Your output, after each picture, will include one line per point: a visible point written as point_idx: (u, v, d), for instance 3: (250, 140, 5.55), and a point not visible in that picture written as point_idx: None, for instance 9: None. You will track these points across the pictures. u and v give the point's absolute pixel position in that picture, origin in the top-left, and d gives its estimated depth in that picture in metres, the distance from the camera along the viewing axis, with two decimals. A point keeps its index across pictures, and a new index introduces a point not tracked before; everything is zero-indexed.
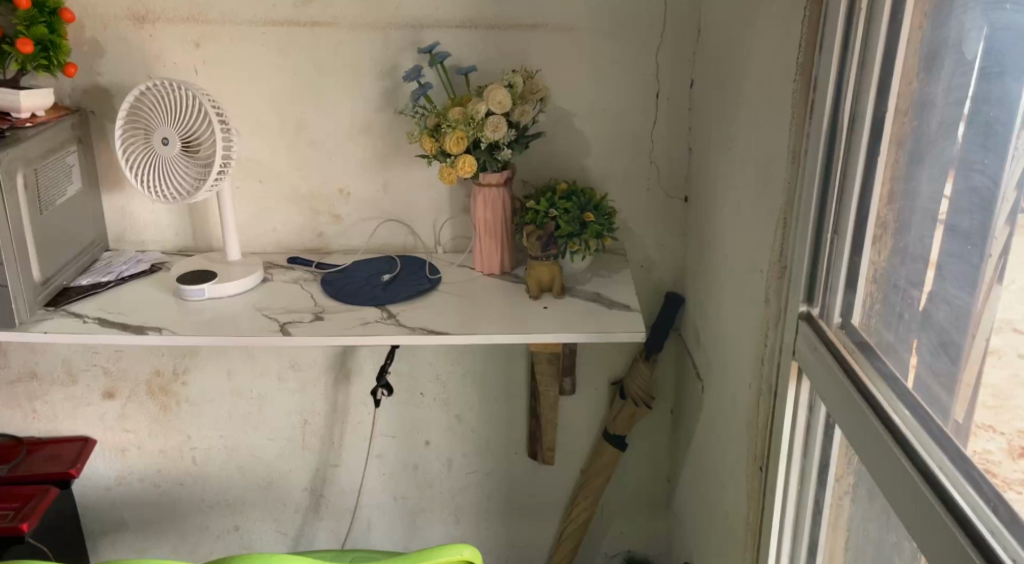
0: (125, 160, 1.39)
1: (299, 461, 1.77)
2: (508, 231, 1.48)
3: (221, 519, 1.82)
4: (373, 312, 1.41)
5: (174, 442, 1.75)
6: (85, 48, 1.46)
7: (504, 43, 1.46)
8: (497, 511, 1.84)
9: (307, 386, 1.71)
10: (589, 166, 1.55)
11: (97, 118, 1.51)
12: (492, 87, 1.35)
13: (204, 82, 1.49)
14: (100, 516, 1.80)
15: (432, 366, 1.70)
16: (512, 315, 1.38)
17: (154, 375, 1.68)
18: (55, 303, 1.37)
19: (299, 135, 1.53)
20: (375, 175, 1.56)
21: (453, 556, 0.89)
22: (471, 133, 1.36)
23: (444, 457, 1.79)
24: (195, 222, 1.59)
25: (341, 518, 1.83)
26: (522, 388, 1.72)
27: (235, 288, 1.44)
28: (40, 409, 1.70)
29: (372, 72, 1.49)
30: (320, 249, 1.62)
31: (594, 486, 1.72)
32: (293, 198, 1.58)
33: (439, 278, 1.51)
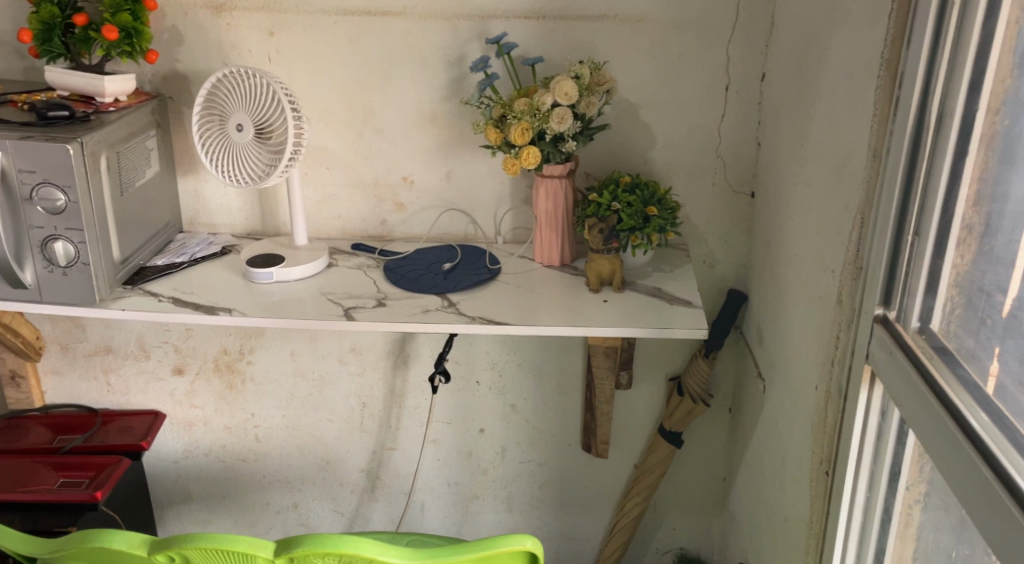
0: (201, 145, 1.44)
1: (357, 443, 1.81)
2: (569, 223, 1.48)
3: (280, 496, 1.87)
4: (434, 300, 1.42)
5: (238, 419, 1.80)
6: (166, 35, 1.51)
7: (572, 34, 1.46)
8: (549, 502, 1.85)
9: (366, 370, 1.74)
10: (654, 159, 1.54)
11: (174, 103, 1.56)
12: (559, 79, 1.35)
13: (276, 69, 1.52)
14: (167, 487, 1.87)
15: (489, 355, 1.71)
16: (572, 307, 1.38)
17: (221, 353, 1.73)
18: (132, 282, 1.42)
19: (366, 123, 1.55)
20: (439, 165, 1.58)
21: (516, 546, 0.90)
22: (537, 125, 1.37)
23: (499, 445, 1.80)
24: (264, 206, 1.63)
25: (395, 500, 1.87)
26: (578, 381, 1.73)
27: (301, 272, 1.48)
28: (114, 382, 1.76)
29: (440, 62, 1.50)
30: (383, 236, 1.65)
31: (647, 482, 1.71)
32: (358, 185, 1.61)
33: (498, 268, 1.52)
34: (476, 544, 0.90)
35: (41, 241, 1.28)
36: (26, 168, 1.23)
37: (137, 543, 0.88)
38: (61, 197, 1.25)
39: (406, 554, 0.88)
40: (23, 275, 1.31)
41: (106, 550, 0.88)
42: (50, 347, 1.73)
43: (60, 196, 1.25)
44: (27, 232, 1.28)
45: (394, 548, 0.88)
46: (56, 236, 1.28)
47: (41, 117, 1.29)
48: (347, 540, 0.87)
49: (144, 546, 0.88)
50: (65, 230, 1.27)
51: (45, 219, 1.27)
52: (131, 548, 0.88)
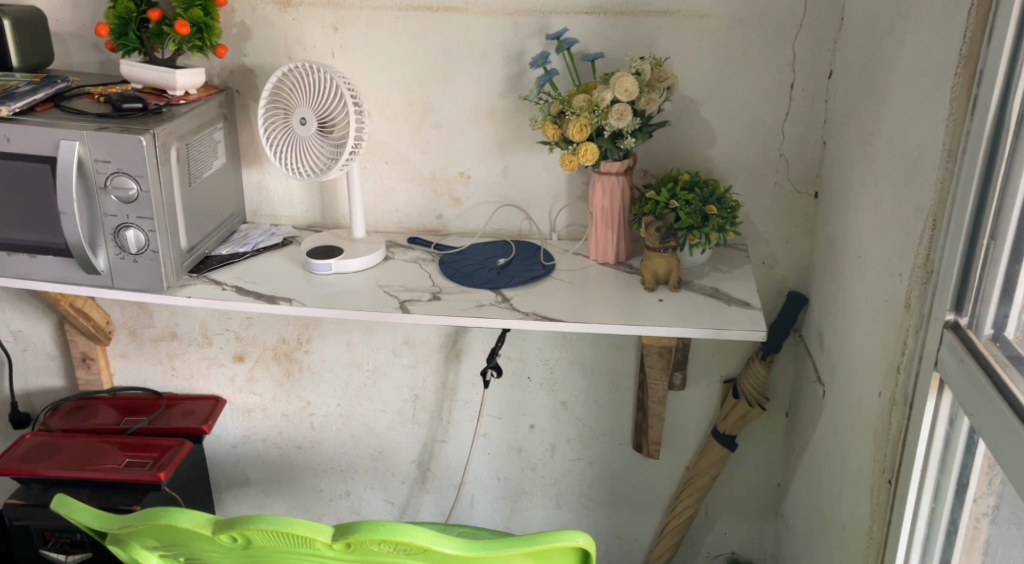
0: (266, 138, 1.47)
1: (409, 434, 1.83)
2: (625, 221, 1.48)
3: (334, 484, 1.91)
4: (488, 295, 1.43)
5: (295, 407, 1.83)
6: (234, 31, 1.55)
7: (633, 30, 1.45)
8: (598, 500, 1.84)
9: (419, 362, 1.76)
10: (714, 157, 1.52)
11: (241, 97, 1.59)
12: (619, 75, 1.34)
13: (339, 64, 1.55)
14: (225, 471, 1.92)
15: (541, 351, 1.72)
16: (626, 305, 1.38)
17: (280, 342, 1.77)
18: (198, 270, 1.46)
19: (426, 118, 1.57)
20: (496, 161, 1.59)
21: (569, 542, 0.90)
22: (595, 121, 1.37)
23: (549, 442, 1.80)
24: (325, 199, 1.66)
25: (446, 493, 1.89)
26: (630, 380, 1.72)
27: (359, 264, 1.50)
28: (178, 367, 1.82)
29: (500, 58, 1.51)
30: (439, 231, 1.67)
31: (699, 484, 1.69)
32: (415, 180, 1.62)
33: (552, 265, 1.52)
34: (529, 538, 0.90)
35: (114, 229, 1.33)
36: (102, 158, 1.27)
37: (201, 522, 0.91)
38: (133, 186, 1.29)
39: (460, 544, 0.89)
40: (96, 261, 1.35)
41: (172, 527, 0.91)
42: (119, 331, 1.79)
43: (132, 185, 1.29)
44: (101, 220, 1.32)
45: (448, 538, 0.89)
46: (127, 225, 1.32)
47: (116, 108, 1.33)
48: (403, 528, 0.88)
49: (208, 525, 0.91)
50: (136, 218, 1.31)
51: (118, 207, 1.31)
52: (196, 527, 0.91)
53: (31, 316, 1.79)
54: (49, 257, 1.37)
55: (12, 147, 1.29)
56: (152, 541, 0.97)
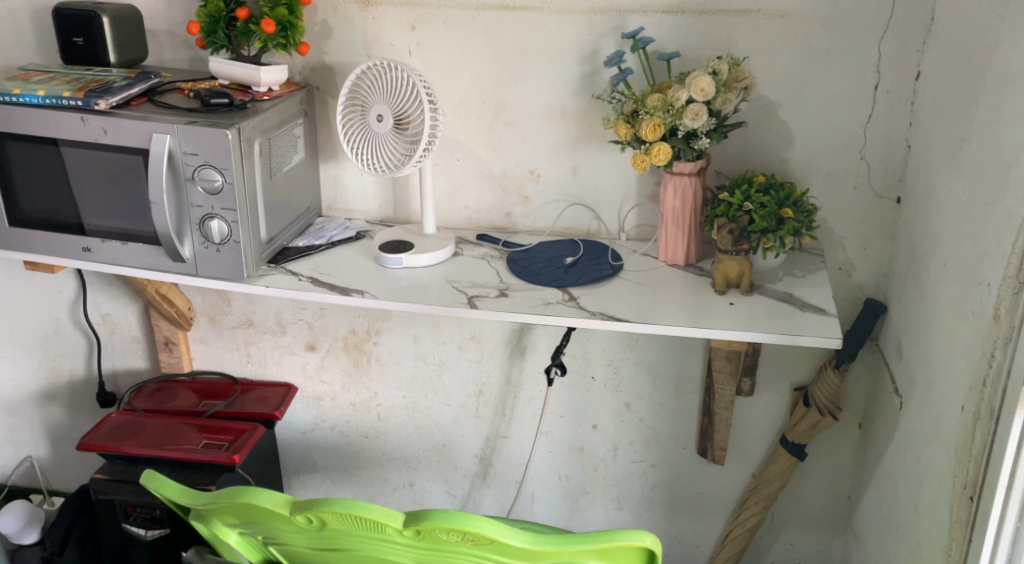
0: (344, 134, 1.51)
1: (472, 429, 1.85)
2: (697, 222, 1.47)
3: (398, 474, 1.94)
4: (555, 293, 1.44)
5: (363, 397, 1.87)
6: (316, 29, 1.59)
7: (711, 29, 1.44)
8: (660, 503, 1.83)
9: (484, 357, 1.77)
10: (791, 160, 1.49)
11: (321, 93, 1.63)
12: (695, 74, 1.33)
13: (415, 62, 1.57)
14: (294, 457, 1.97)
15: (606, 351, 1.72)
16: (695, 307, 1.37)
17: (350, 333, 1.81)
18: (276, 261, 1.51)
19: (498, 116, 1.58)
20: (566, 159, 1.59)
21: (635, 542, 0.91)
22: (669, 121, 1.36)
23: (611, 443, 1.80)
24: (398, 195, 1.69)
25: (507, 488, 1.90)
26: (696, 383, 1.71)
27: (429, 259, 1.52)
28: (253, 354, 1.87)
29: (575, 57, 1.51)
30: (507, 228, 1.68)
31: (766, 492, 1.67)
32: (486, 177, 1.64)
33: (621, 265, 1.52)
34: (596, 535, 0.91)
35: (199, 219, 1.38)
36: (190, 150, 1.32)
37: (279, 503, 0.94)
38: (218, 178, 1.33)
39: (527, 538, 0.90)
40: (182, 249, 1.40)
41: (251, 506, 0.95)
42: (199, 318, 1.86)
43: (218, 177, 1.33)
44: (187, 210, 1.37)
45: (515, 531, 0.90)
46: (212, 215, 1.37)
47: (204, 103, 1.38)
48: (472, 518, 0.89)
49: (285, 506, 0.94)
50: (220, 209, 1.36)
51: (204, 198, 1.36)
52: (273, 506, 0.94)
53: (118, 301, 1.87)
54: (139, 244, 1.43)
55: (108, 139, 1.35)
56: (232, 519, 1.01)
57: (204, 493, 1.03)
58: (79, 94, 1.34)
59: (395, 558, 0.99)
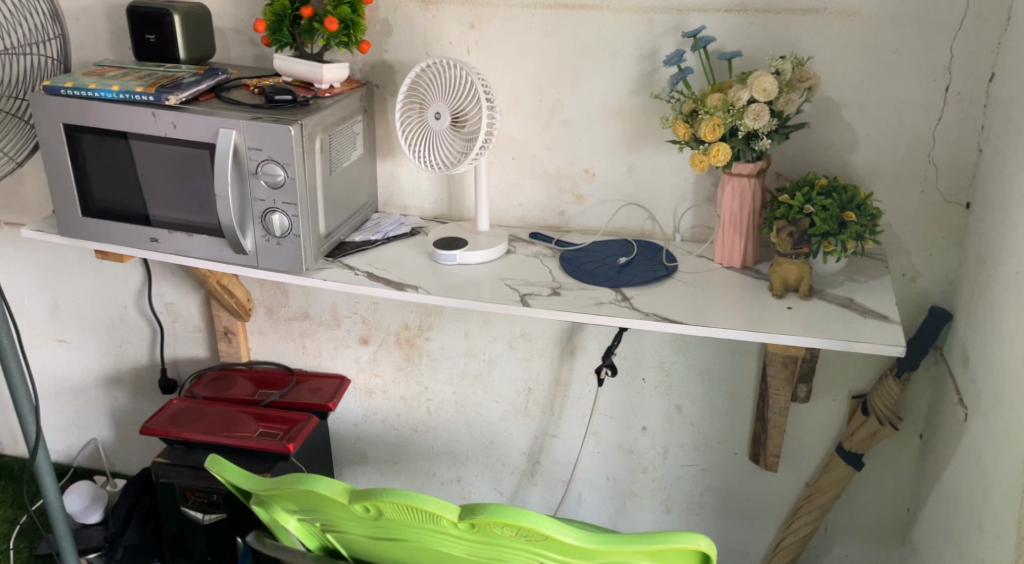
0: (402, 131, 1.52)
1: (521, 426, 1.85)
2: (755, 224, 1.45)
3: (446, 469, 1.95)
4: (608, 293, 1.43)
5: (414, 391, 1.89)
6: (377, 27, 1.61)
7: (775, 28, 1.42)
8: (710, 508, 1.81)
9: (535, 356, 1.78)
10: (855, 162, 1.46)
11: (380, 91, 1.65)
12: (758, 74, 1.32)
13: (474, 60, 1.58)
14: (346, 448, 2.00)
15: (658, 353, 1.70)
16: (752, 311, 1.35)
17: (403, 328, 1.83)
18: (333, 255, 1.53)
19: (555, 115, 1.58)
20: (622, 159, 1.58)
21: (691, 545, 0.90)
22: (730, 121, 1.34)
23: (661, 445, 1.79)
24: (452, 191, 1.70)
25: (554, 487, 1.90)
26: (750, 388, 1.68)
27: (482, 257, 1.53)
28: (309, 345, 1.90)
29: (634, 56, 1.50)
30: (560, 227, 1.68)
31: (820, 501, 1.64)
32: (541, 175, 1.64)
33: (675, 266, 1.51)
34: (651, 536, 0.90)
35: (261, 213, 1.41)
36: (254, 145, 1.35)
37: (338, 491, 0.96)
38: (280, 172, 1.36)
39: (582, 535, 0.90)
40: (244, 242, 1.43)
41: (312, 493, 0.97)
42: (257, 309, 1.89)
43: (280, 172, 1.36)
44: (250, 204, 1.40)
45: (570, 528, 0.91)
46: (274, 209, 1.39)
47: (268, 99, 1.41)
48: (528, 514, 0.90)
49: (345, 494, 0.96)
50: (282, 204, 1.39)
51: (266, 192, 1.39)
52: (333, 494, 0.96)
53: (181, 290, 1.92)
54: (203, 236, 1.46)
55: (177, 134, 1.38)
56: (292, 505, 1.03)
57: (265, 479, 1.06)
58: (151, 90, 1.38)
59: (450, 549, 1.00)
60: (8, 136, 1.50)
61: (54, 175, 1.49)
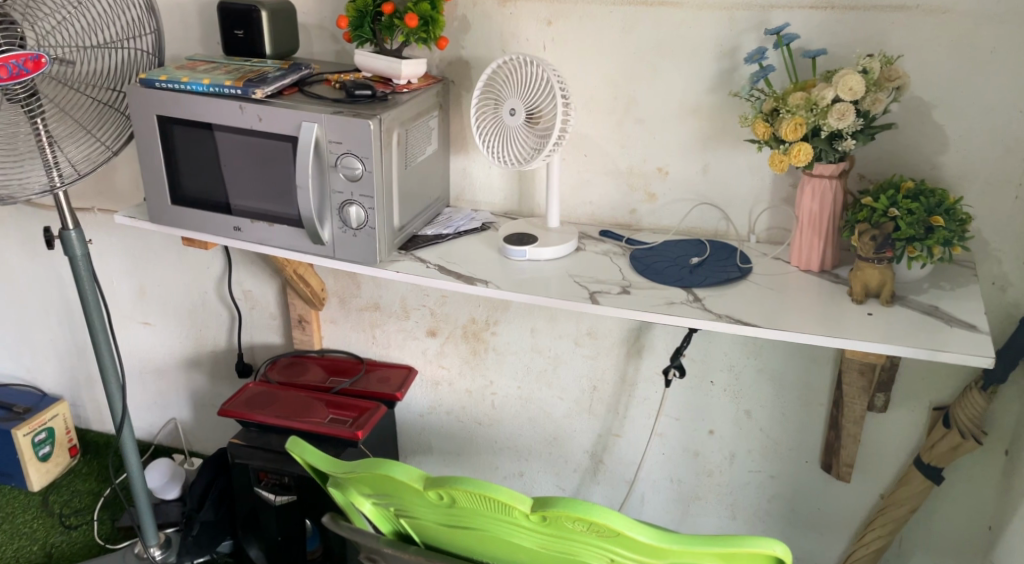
0: (476, 126, 1.53)
1: (585, 424, 1.85)
2: (835, 227, 1.41)
3: (509, 463, 1.96)
4: (679, 293, 1.41)
5: (479, 385, 1.90)
6: (456, 24, 1.62)
7: (863, 25, 1.38)
8: (777, 515, 1.78)
9: (601, 354, 1.77)
10: (943, 165, 1.41)
11: (456, 87, 1.67)
12: (843, 73, 1.28)
13: (550, 56, 1.58)
14: (412, 438, 2.03)
15: (727, 356, 1.68)
16: (830, 316, 1.32)
17: (470, 322, 1.84)
18: (407, 248, 1.55)
19: (630, 112, 1.57)
20: (697, 158, 1.56)
21: (765, 550, 0.89)
22: (813, 121, 1.31)
23: (728, 450, 1.76)
24: (524, 187, 1.71)
25: (617, 486, 1.89)
26: (824, 395, 1.64)
27: (552, 253, 1.53)
28: (378, 335, 1.93)
29: (714, 53, 1.48)
30: (631, 225, 1.66)
31: (894, 514, 1.59)
32: (614, 173, 1.63)
33: (749, 268, 1.48)
34: (724, 539, 0.89)
35: (339, 205, 1.43)
36: (335, 139, 1.38)
37: (414, 477, 0.98)
38: (359, 166, 1.38)
39: (653, 534, 0.90)
40: (322, 233, 1.46)
41: (387, 477, 0.99)
42: (331, 298, 1.93)
43: (359, 165, 1.38)
44: (329, 196, 1.43)
45: (642, 526, 0.90)
46: (352, 201, 1.42)
47: (349, 94, 1.44)
48: (600, 510, 0.90)
49: (420, 480, 0.97)
50: (359, 196, 1.41)
51: (344, 185, 1.41)
52: (408, 480, 0.97)
53: (259, 278, 1.97)
54: (283, 226, 1.50)
55: (262, 126, 1.42)
56: (367, 489, 1.05)
57: (342, 462, 1.08)
58: (239, 83, 1.42)
59: (520, 540, 1.00)
60: (106, 127, 1.57)
61: (147, 164, 1.54)
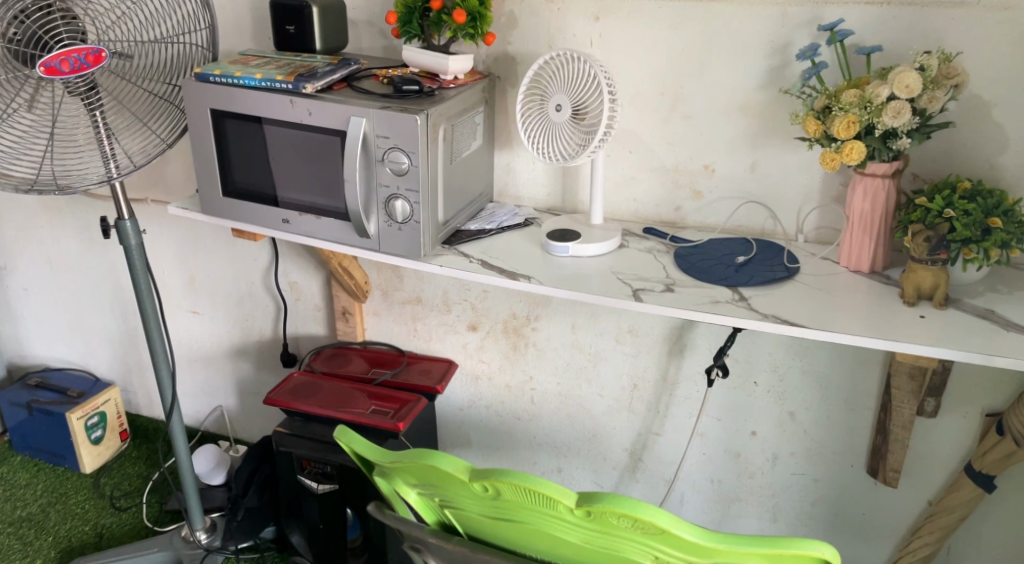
0: (522, 121, 1.52)
1: (624, 422, 1.84)
2: (887, 228, 1.38)
3: (547, 459, 1.96)
4: (724, 292, 1.40)
5: (519, 379, 1.90)
6: (503, 19, 1.61)
7: (920, 21, 1.35)
8: (819, 519, 1.75)
9: (642, 352, 1.76)
10: (1002, 165, 1.38)
11: (501, 83, 1.66)
12: (900, 70, 1.25)
13: (597, 52, 1.57)
14: (451, 431, 2.04)
15: (771, 357, 1.65)
16: (881, 318, 1.29)
17: (510, 317, 1.84)
18: (450, 242, 1.56)
19: (677, 109, 1.55)
20: (745, 156, 1.54)
21: (813, 552, 0.88)
22: (866, 119, 1.29)
23: (770, 452, 1.74)
24: (567, 183, 1.70)
25: (656, 485, 1.88)
26: (872, 399, 1.61)
27: (594, 250, 1.52)
28: (420, 328, 1.95)
29: (764, 50, 1.46)
30: (676, 223, 1.65)
31: (943, 522, 1.56)
32: (659, 169, 1.61)
33: (797, 268, 1.45)
34: (770, 540, 0.88)
35: (385, 199, 1.44)
36: (382, 133, 1.39)
37: (459, 468, 0.98)
38: (405, 160, 1.39)
39: (700, 532, 0.90)
40: (368, 226, 1.48)
41: (433, 468, 0.99)
42: (374, 291, 1.95)
43: (405, 159, 1.39)
44: (375, 189, 1.44)
45: (688, 524, 0.90)
46: (397, 195, 1.43)
47: (397, 89, 1.45)
48: (645, 506, 0.90)
49: (466, 472, 0.98)
50: (405, 190, 1.42)
51: (391, 179, 1.42)
52: (454, 471, 0.98)
53: (304, 270, 1.99)
54: (330, 218, 1.52)
55: (312, 120, 1.43)
56: (412, 479, 1.06)
57: (389, 452, 1.09)
58: (290, 78, 1.44)
59: (564, 535, 1.00)
60: (161, 120, 1.60)
61: (200, 156, 1.57)
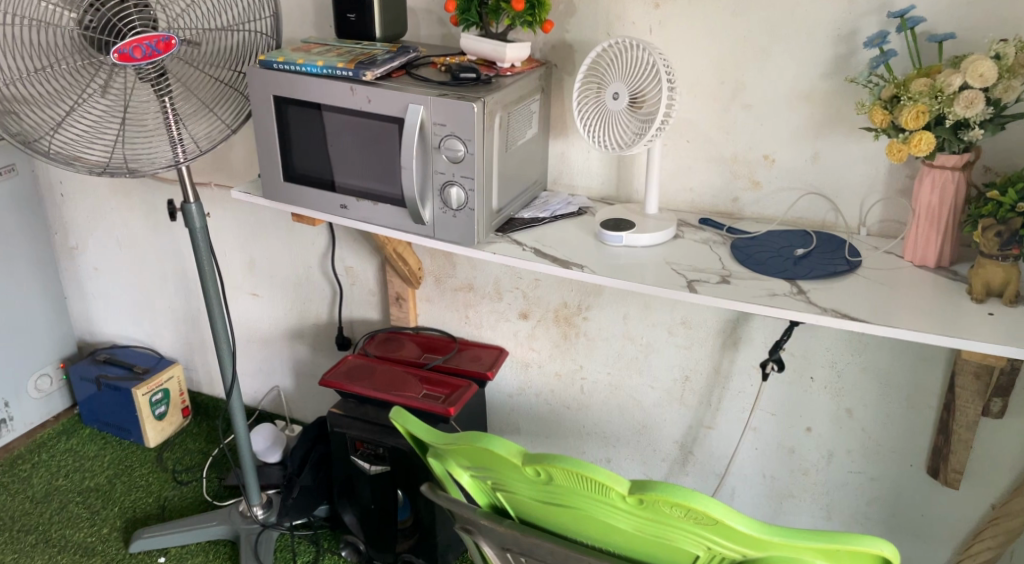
0: (578, 110, 1.51)
1: (676, 414, 1.83)
2: (954, 223, 1.34)
3: (597, 448, 1.96)
4: (783, 285, 1.37)
5: (569, 368, 1.90)
6: (562, 7, 1.60)
7: (994, 8, 1.30)
8: (875, 518, 1.72)
9: (695, 344, 1.74)
10: None
11: (558, 71, 1.66)
12: (973, 58, 1.21)
13: (657, 40, 1.55)
14: (501, 418, 2.05)
15: (829, 352, 1.62)
16: (945, 314, 1.26)
17: (562, 306, 1.84)
18: (504, 230, 1.56)
19: (737, 98, 1.53)
20: (806, 147, 1.51)
21: (870, 549, 0.86)
22: (936, 109, 1.25)
23: (825, 448, 1.71)
24: (623, 172, 1.69)
25: (706, 478, 1.86)
26: (933, 398, 1.57)
27: (649, 240, 1.51)
28: (472, 315, 1.96)
29: (830, 38, 1.42)
30: (732, 214, 1.62)
31: (1007, 525, 1.52)
32: (717, 160, 1.59)
33: (858, 261, 1.42)
34: (828, 535, 0.87)
35: (441, 186, 1.45)
36: (439, 121, 1.40)
37: (512, 451, 0.98)
38: (461, 148, 1.40)
39: (754, 524, 0.89)
40: (423, 212, 1.49)
41: (486, 451, 1.00)
42: (427, 277, 1.97)
43: (461, 147, 1.40)
44: (431, 176, 1.45)
45: (742, 516, 0.89)
46: (453, 182, 1.44)
47: (455, 77, 1.45)
48: (700, 496, 0.89)
49: (519, 456, 0.98)
50: (460, 177, 1.43)
51: (446, 166, 1.43)
52: (508, 454, 0.98)
53: (360, 255, 2.02)
54: (387, 204, 1.53)
55: (371, 107, 1.45)
56: (465, 461, 1.07)
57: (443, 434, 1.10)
58: (350, 65, 1.45)
59: (615, 522, 1.00)
60: (227, 105, 1.64)
61: (262, 141, 1.60)
